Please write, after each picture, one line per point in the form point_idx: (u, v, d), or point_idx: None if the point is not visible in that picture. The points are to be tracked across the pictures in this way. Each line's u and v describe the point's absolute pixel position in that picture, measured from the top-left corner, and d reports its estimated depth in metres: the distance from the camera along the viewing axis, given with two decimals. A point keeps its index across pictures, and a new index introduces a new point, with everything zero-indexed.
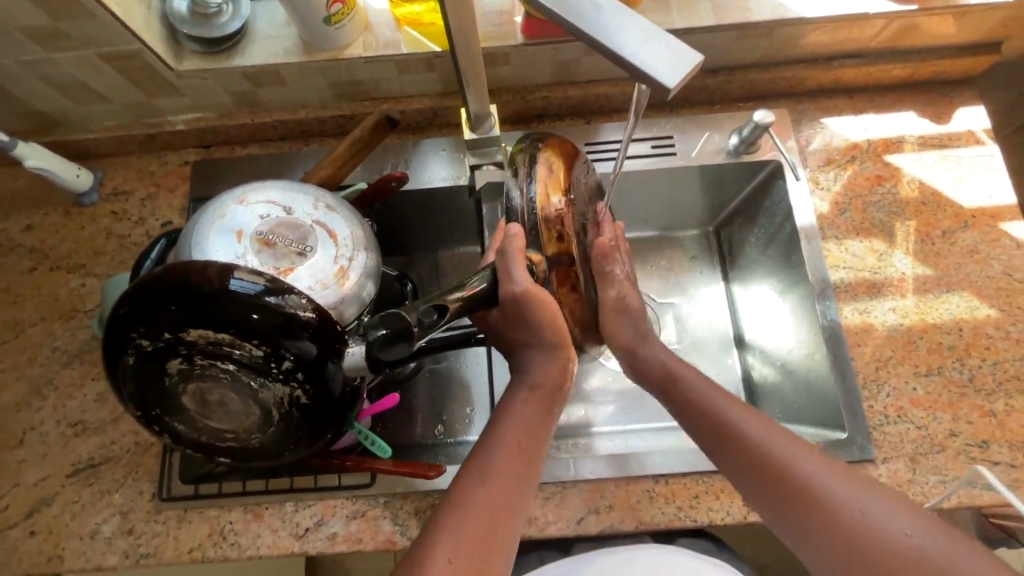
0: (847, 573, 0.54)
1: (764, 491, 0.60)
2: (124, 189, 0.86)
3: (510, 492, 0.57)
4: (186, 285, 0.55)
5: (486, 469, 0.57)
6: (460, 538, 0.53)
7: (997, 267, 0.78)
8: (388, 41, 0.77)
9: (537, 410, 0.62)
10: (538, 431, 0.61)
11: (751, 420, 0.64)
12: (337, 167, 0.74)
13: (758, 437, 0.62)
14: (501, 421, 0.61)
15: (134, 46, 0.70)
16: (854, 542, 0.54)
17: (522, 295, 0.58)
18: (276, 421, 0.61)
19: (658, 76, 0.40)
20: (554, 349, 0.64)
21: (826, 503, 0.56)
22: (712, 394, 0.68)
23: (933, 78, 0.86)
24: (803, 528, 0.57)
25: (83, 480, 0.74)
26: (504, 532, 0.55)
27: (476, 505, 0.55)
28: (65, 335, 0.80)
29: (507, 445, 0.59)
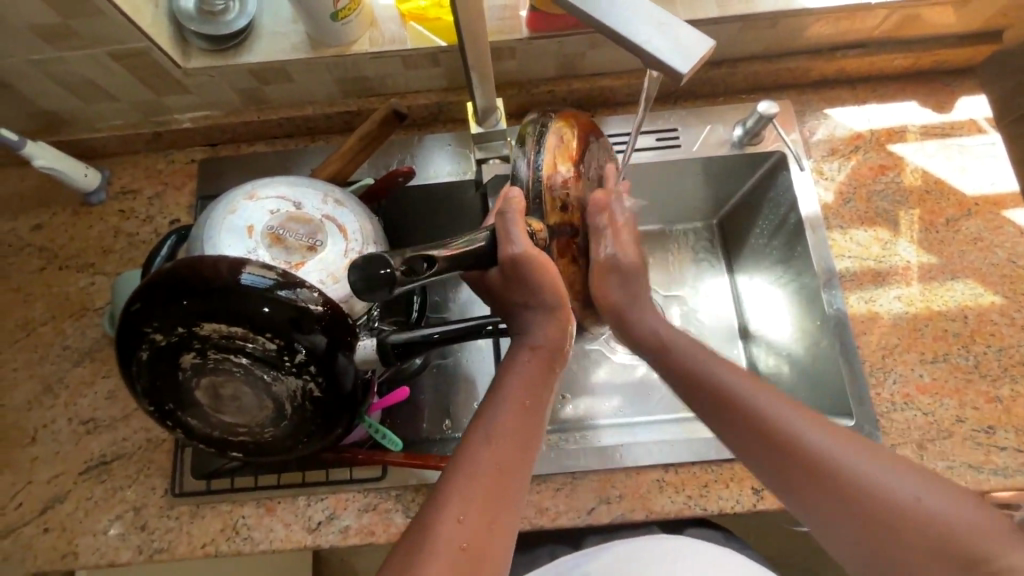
0: (857, 534, 0.54)
1: (773, 463, 0.60)
2: (132, 188, 0.86)
3: (515, 452, 0.57)
4: (198, 281, 0.55)
5: (492, 430, 0.57)
6: (468, 501, 0.53)
7: (1001, 254, 0.78)
8: (394, 37, 0.77)
9: (539, 371, 0.62)
10: (539, 388, 0.61)
11: (757, 392, 0.63)
12: (345, 162, 0.74)
13: (764, 409, 0.62)
14: (503, 382, 0.61)
15: (143, 44, 0.70)
16: (866, 509, 0.54)
17: (522, 256, 0.58)
18: (289, 414, 0.62)
19: (670, 64, 0.41)
20: (553, 309, 0.63)
21: (835, 475, 0.56)
22: (710, 361, 0.68)
23: (935, 68, 0.86)
24: (812, 495, 0.57)
25: (96, 477, 0.74)
26: (512, 492, 0.55)
27: (483, 467, 0.55)
28: (76, 333, 0.81)
29: (510, 405, 0.59)
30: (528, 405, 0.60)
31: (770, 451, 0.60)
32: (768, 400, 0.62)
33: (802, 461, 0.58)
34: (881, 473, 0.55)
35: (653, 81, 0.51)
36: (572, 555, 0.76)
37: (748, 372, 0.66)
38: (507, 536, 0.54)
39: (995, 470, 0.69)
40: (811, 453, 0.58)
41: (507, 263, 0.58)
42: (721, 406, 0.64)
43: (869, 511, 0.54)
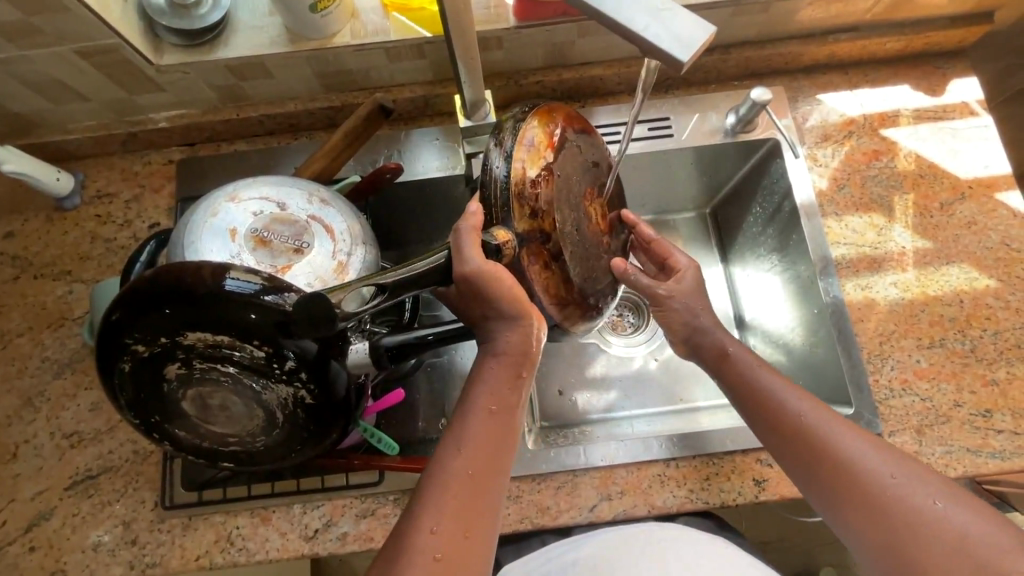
0: (879, 545, 0.55)
1: (811, 474, 0.60)
2: (108, 192, 0.83)
3: (487, 458, 0.55)
4: (179, 290, 0.53)
5: (462, 438, 0.56)
6: (442, 508, 0.52)
7: (995, 237, 0.78)
8: (376, 28, 0.74)
9: (504, 378, 0.58)
10: (509, 394, 0.58)
11: (798, 396, 0.64)
12: (330, 160, 0.72)
13: (807, 418, 0.62)
14: (473, 391, 0.58)
15: (113, 41, 0.67)
16: (901, 529, 0.54)
17: (473, 272, 0.54)
18: (280, 422, 0.60)
19: (670, 52, 0.40)
20: (519, 314, 0.58)
21: (866, 485, 0.56)
22: (760, 369, 0.67)
23: (926, 51, 0.85)
24: (835, 503, 0.58)
25: (83, 492, 0.72)
26: (487, 500, 0.54)
27: (454, 473, 0.54)
28: (56, 344, 0.78)
29: (478, 413, 0.57)
30: (496, 410, 0.57)
31: (802, 457, 0.60)
32: (805, 404, 0.63)
33: (833, 468, 0.58)
34: (922, 492, 0.55)
35: (653, 72, 0.49)
36: (564, 540, 0.75)
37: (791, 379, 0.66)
38: (484, 542, 0.53)
39: (993, 454, 0.69)
40: (842, 460, 0.58)
41: (460, 281, 0.55)
42: (764, 411, 0.64)
43: (896, 524, 0.54)
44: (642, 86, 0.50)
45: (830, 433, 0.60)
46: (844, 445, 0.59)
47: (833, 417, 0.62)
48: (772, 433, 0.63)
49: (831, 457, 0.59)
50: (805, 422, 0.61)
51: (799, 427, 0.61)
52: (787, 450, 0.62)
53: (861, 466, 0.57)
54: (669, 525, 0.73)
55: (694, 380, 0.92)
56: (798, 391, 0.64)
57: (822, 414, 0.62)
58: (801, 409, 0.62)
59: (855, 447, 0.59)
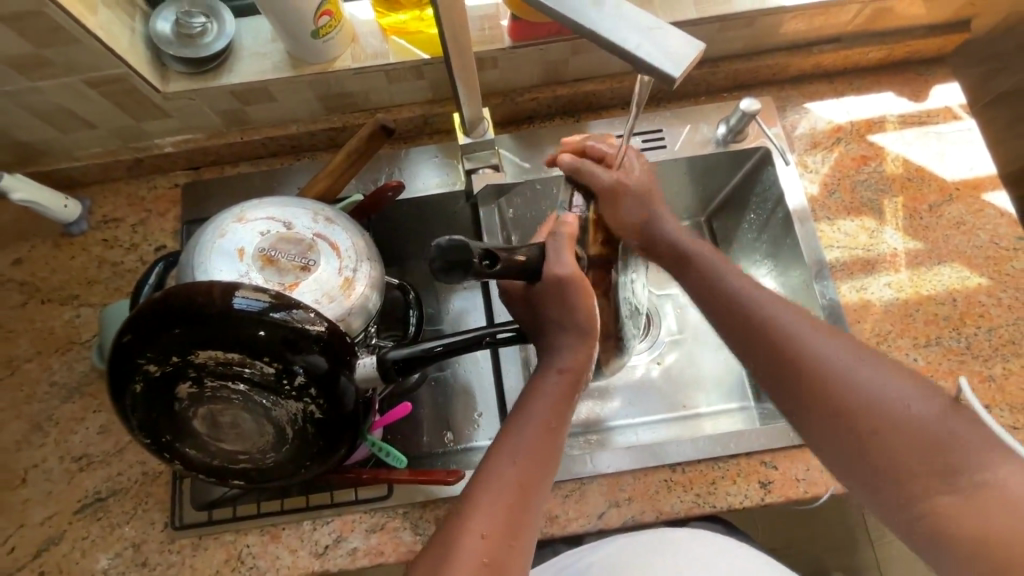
0: (841, 433, 0.57)
1: (778, 372, 0.61)
2: (115, 217, 0.84)
3: (539, 470, 0.59)
4: (192, 312, 0.56)
5: (518, 448, 0.59)
6: (491, 512, 0.55)
7: (984, 237, 0.80)
8: (376, 51, 0.76)
9: (564, 394, 0.63)
10: (564, 409, 0.62)
11: (778, 307, 0.64)
12: (333, 180, 0.73)
13: (778, 320, 0.63)
14: (531, 401, 0.62)
15: (120, 70, 0.68)
16: (865, 419, 0.56)
17: (566, 277, 0.63)
18: (290, 438, 0.62)
19: (661, 68, 0.41)
20: (581, 337, 0.65)
21: (835, 381, 0.58)
22: (730, 275, 0.69)
23: (908, 59, 0.88)
24: (802, 399, 0.60)
25: (92, 515, 0.72)
26: (530, 509, 0.57)
27: (506, 479, 0.57)
28: (64, 368, 0.78)
29: (536, 425, 0.60)
30: (553, 426, 0.61)
31: (771, 356, 0.62)
32: (783, 313, 0.64)
33: (808, 377, 0.59)
34: (889, 389, 0.56)
35: (645, 87, 0.51)
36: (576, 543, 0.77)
37: (760, 284, 0.68)
38: (524, 549, 0.56)
39: None
40: (818, 368, 0.59)
41: (549, 281, 0.63)
42: (733, 313, 0.66)
43: (869, 427, 0.56)
44: (636, 103, 0.52)
45: (803, 337, 0.61)
46: (821, 354, 0.60)
47: (803, 319, 0.63)
48: (746, 339, 0.64)
49: (807, 365, 0.60)
50: (782, 332, 0.62)
51: (773, 337, 0.62)
52: (762, 356, 0.63)
53: (835, 373, 0.58)
54: (669, 530, 0.73)
55: (695, 386, 0.93)
56: (769, 296, 0.66)
57: (800, 323, 0.62)
58: (772, 312, 0.64)
59: (825, 348, 0.60)
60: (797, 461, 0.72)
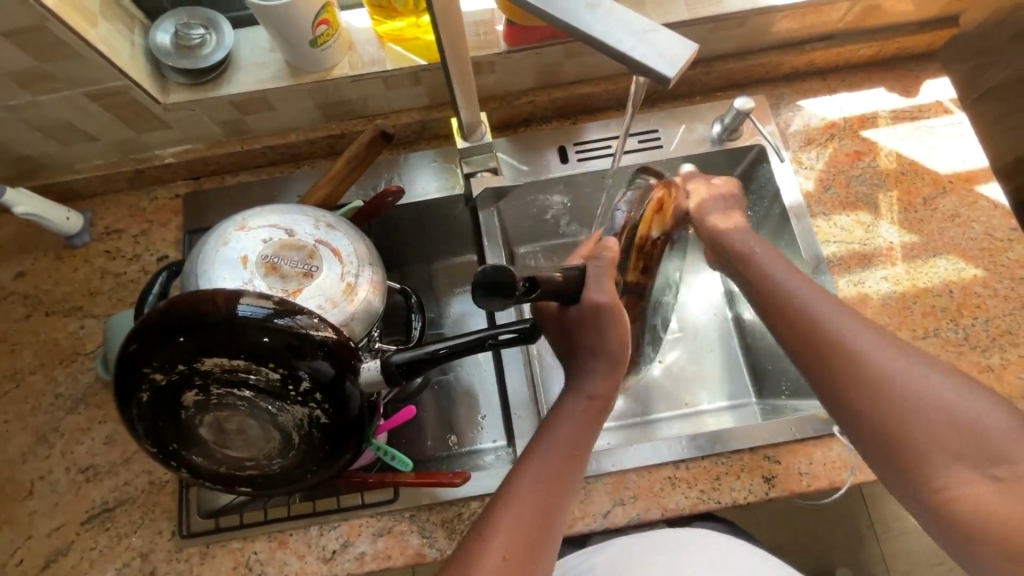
0: (876, 419, 0.57)
1: (818, 361, 0.62)
2: (117, 228, 0.85)
3: (560, 495, 0.59)
4: (199, 319, 0.57)
5: (542, 471, 0.59)
6: (511, 534, 0.55)
7: (978, 229, 0.81)
8: (373, 59, 0.76)
9: (590, 420, 0.63)
10: (589, 435, 0.63)
11: (811, 290, 0.67)
12: (333, 186, 0.73)
13: (827, 316, 0.63)
14: (553, 429, 0.62)
15: (121, 82, 0.69)
16: (905, 407, 0.56)
17: (605, 306, 0.64)
18: (296, 444, 0.62)
19: (656, 69, 0.42)
20: (603, 368, 0.66)
21: (876, 372, 0.58)
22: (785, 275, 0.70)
23: (898, 55, 0.89)
24: (839, 386, 0.60)
25: (100, 525, 0.72)
26: (549, 534, 0.57)
27: (526, 507, 0.57)
28: (68, 380, 0.79)
29: (562, 449, 0.61)
30: (578, 453, 0.62)
31: (814, 348, 0.63)
32: (819, 301, 0.65)
33: (834, 351, 0.61)
34: (935, 385, 0.56)
35: (641, 86, 0.52)
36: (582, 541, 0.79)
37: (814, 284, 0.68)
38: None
39: None
40: (845, 344, 0.61)
41: (589, 308, 0.64)
42: (783, 309, 0.67)
43: (907, 415, 0.56)
44: (632, 102, 0.53)
45: (848, 332, 0.62)
46: (849, 334, 0.61)
47: (853, 318, 0.63)
48: (779, 317, 0.67)
49: (834, 340, 0.62)
50: (814, 313, 0.64)
51: (804, 316, 0.65)
52: (789, 332, 0.65)
53: (877, 366, 0.58)
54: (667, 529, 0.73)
55: (696, 383, 0.94)
56: (822, 296, 0.66)
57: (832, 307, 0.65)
58: (822, 309, 0.64)
59: (870, 343, 0.60)
60: (800, 455, 0.72)
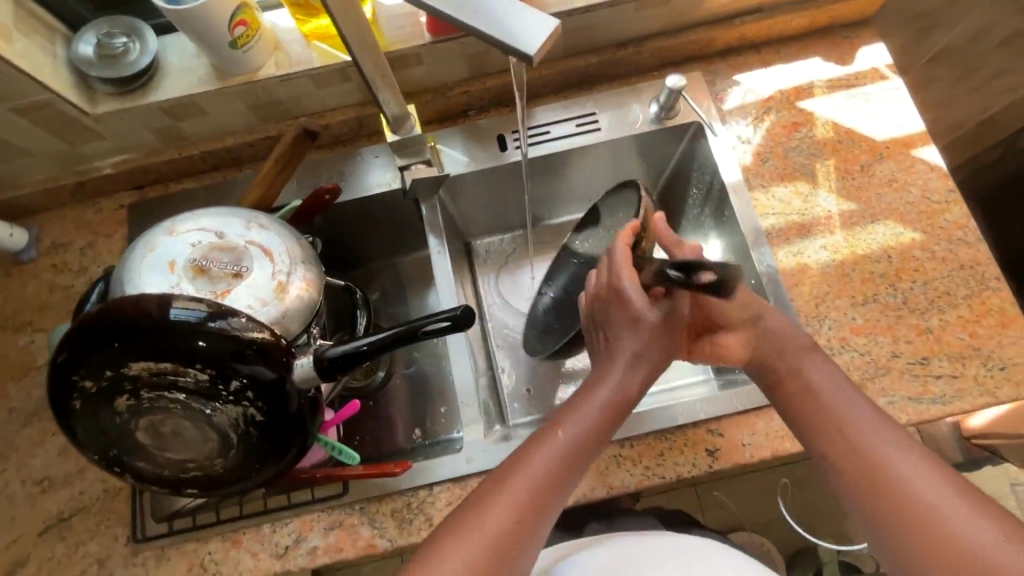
0: (887, 535, 0.55)
1: (844, 466, 0.59)
2: (63, 242, 0.85)
3: (571, 476, 0.61)
4: (126, 323, 0.57)
5: (560, 452, 0.61)
6: (519, 502, 0.57)
7: (915, 192, 0.81)
8: (300, 58, 0.76)
9: (615, 414, 0.65)
10: (611, 426, 0.65)
11: (856, 401, 0.62)
12: (266, 188, 0.74)
13: (858, 424, 0.60)
14: (583, 409, 0.65)
15: (45, 95, 0.69)
16: (925, 526, 0.53)
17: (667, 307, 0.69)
18: (235, 443, 0.63)
19: (519, 48, 0.42)
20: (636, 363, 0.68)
21: (899, 489, 0.55)
22: (816, 368, 0.66)
23: (833, 23, 0.89)
24: (859, 494, 0.57)
25: (57, 535, 0.73)
26: (554, 510, 0.59)
27: (544, 476, 0.60)
28: (21, 394, 0.79)
29: (583, 435, 0.63)
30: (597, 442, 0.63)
31: (837, 450, 0.60)
32: (856, 409, 0.62)
33: (862, 461, 0.58)
34: (969, 518, 0.52)
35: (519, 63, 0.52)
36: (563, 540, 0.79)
37: (847, 383, 0.65)
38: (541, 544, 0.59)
39: (934, 399, 0.72)
40: (871, 454, 0.58)
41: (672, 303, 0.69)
42: (812, 415, 0.63)
43: (928, 536, 0.53)
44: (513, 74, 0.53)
45: (887, 450, 0.58)
46: (894, 455, 0.57)
47: (894, 433, 0.59)
48: (807, 420, 0.64)
49: (874, 460, 0.58)
50: (852, 420, 0.61)
51: (838, 430, 0.61)
52: (819, 439, 0.62)
53: (902, 486, 0.55)
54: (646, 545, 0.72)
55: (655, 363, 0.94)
56: (860, 405, 0.62)
57: (875, 416, 0.61)
58: (856, 416, 0.61)
59: (905, 460, 0.57)
60: (742, 427, 0.73)
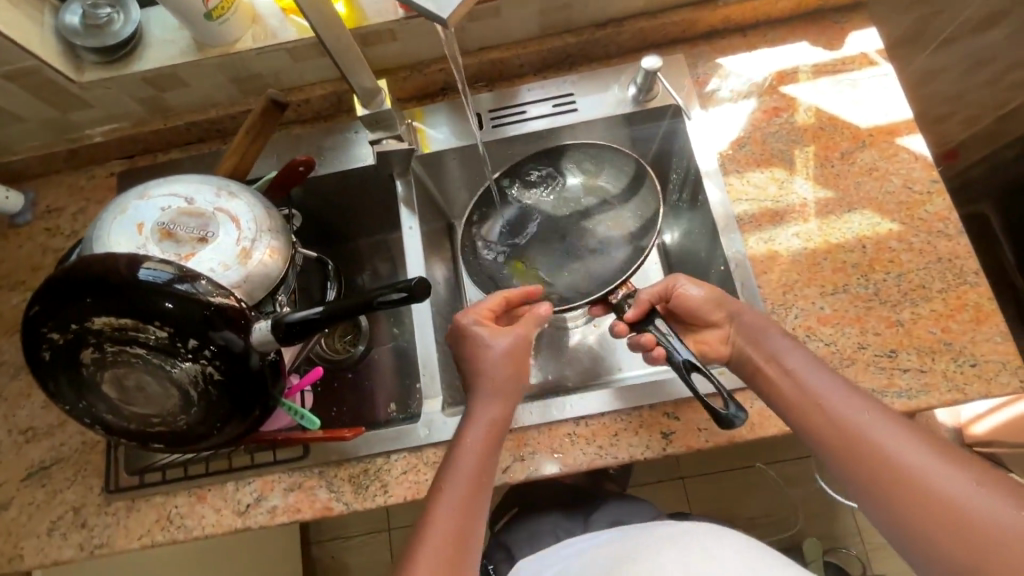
0: (867, 494, 0.59)
1: (820, 438, 0.63)
2: (57, 207, 0.89)
3: (474, 508, 0.61)
4: (94, 278, 0.60)
5: (452, 495, 0.61)
6: (435, 555, 0.58)
7: (896, 182, 0.79)
8: (277, 31, 0.78)
9: (488, 441, 0.65)
10: (491, 453, 0.65)
11: (819, 373, 0.65)
12: (240, 158, 0.76)
13: (827, 395, 0.63)
14: (456, 453, 0.64)
15: (31, 63, 0.73)
16: (902, 485, 0.57)
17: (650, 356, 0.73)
18: (196, 400, 0.65)
19: (430, 10, 0.46)
20: (497, 392, 0.68)
21: (872, 454, 0.59)
22: (780, 343, 0.67)
23: (822, 6, 0.87)
24: (841, 461, 0.61)
25: (37, 482, 0.78)
26: (473, 541, 0.60)
27: (448, 523, 0.60)
28: (12, 348, 0.84)
29: (466, 472, 0.63)
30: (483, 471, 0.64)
31: (813, 422, 0.63)
32: (820, 378, 0.64)
33: (838, 430, 0.61)
34: (939, 470, 0.57)
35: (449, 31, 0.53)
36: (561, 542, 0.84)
37: (807, 354, 0.66)
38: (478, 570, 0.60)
39: (899, 393, 0.71)
40: (845, 422, 0.61)
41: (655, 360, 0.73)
42: (786, 391, 0.65)
43: (904, 491, 0.57)
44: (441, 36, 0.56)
45: (858, 419, 0.61)
46: (863, 423, 0.61)
47: (858, 399, 0.62)
48: (793, 406, 0.64)
49: (848, 429, 0.61)
50: (821, 394, 0.63)
51: (812, 403, 0.63)
52: (807, 424, 0.63)
53: (875, 448, 0.59)
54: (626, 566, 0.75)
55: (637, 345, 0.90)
56: (823, 374, 0.64)
57: (849, 396, 0.63)
58: (823, 386, 0.64)
59: (872, 425, 0.60)
60: (698, 412, 0.73)
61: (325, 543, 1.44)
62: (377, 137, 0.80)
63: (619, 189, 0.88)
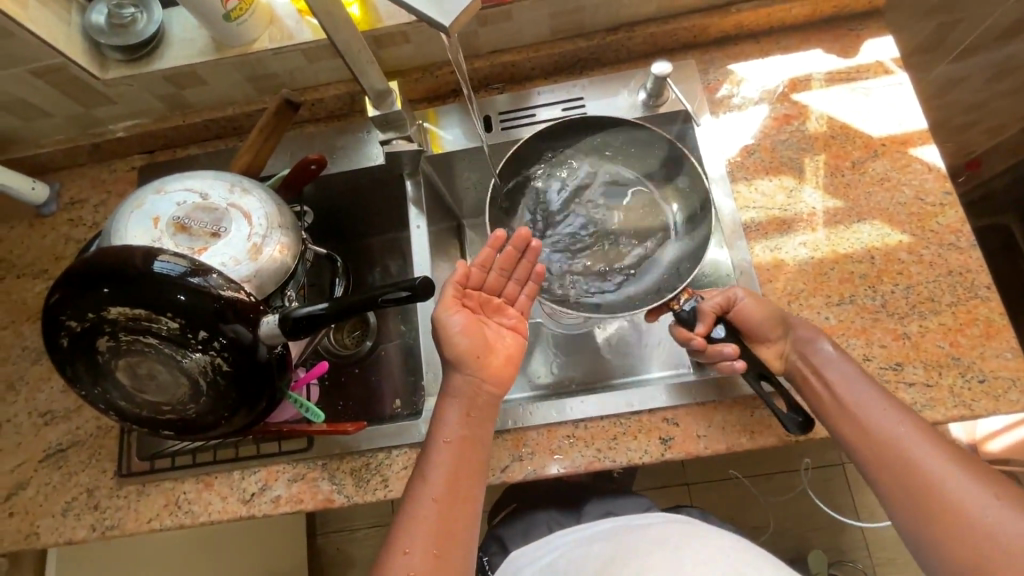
0: (891, 502, 0.61)
1: (854, 442, 0.64)
2: (80, 199, 0.92)
3: (458, 494, 0.62)
4: (112, 269, 0.62)
5: (430, 480, 0.62)
6: (415, 536, 0.59)
7: (908, 193, 0.78)
8: (292, 32, 0.80)
9: (469, 428, 0.65)
10: (478, 443, 0.65)
11: (862, 382, 0.65)
12: (254, 155, 0.78)
13: (865, 402, 0.64)
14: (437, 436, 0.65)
15: (58, 60, 0.75)
16: (927, 497, 0.59)
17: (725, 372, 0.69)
18: (205, 390, 0.67)
19: (432, 17, 0.48)
20: (473, 370, 0.67)
21: (902, 463, 0.61)
22: (823, 353, 0.67)
23: (838, 13, 0.86)
24: (870, 466, 0.63)
25: (54, 464, 0.81)
26: (458, 529, 0.61)
27: (427, 505, 0.61)
28: (33, 334, 0.87)
29: (443, 456, 0.64)
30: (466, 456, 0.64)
31: (847, 428, 0.64)
32: (861, 386, 0.65)
33: (871, 437, 0.63)
34: (964, 488, 0.58)
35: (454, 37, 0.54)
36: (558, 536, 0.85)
37: (854, 363, 0.66)
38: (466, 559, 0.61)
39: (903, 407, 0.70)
40: (877, 430, 0.62)
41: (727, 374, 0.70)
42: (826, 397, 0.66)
43: (925, 502, 0.59)
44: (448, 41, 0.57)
45: (892, 429, 0.62)
46: (897, 433, 0.62)
47: (897, 410, 0.63)
48: (830, 414, 0.66)
49: (881, 437, 0.62)
50: (859, 402, 0.64)
51: (847, 410, 0.64)
52: (843, 429, 0.65)
53: (905, 458, 0.61)
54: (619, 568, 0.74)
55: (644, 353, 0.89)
56: (866, 383, 0.65)
57: (885, 404, 0.63)
58: (862, 394, 0.64)
59: (907, 438, 0.61)
60: (698, 419, 0.73)
61: (330, 534, 1.47)
62: (387, 138, 0.82)
63: (654, 173, 0.86)
